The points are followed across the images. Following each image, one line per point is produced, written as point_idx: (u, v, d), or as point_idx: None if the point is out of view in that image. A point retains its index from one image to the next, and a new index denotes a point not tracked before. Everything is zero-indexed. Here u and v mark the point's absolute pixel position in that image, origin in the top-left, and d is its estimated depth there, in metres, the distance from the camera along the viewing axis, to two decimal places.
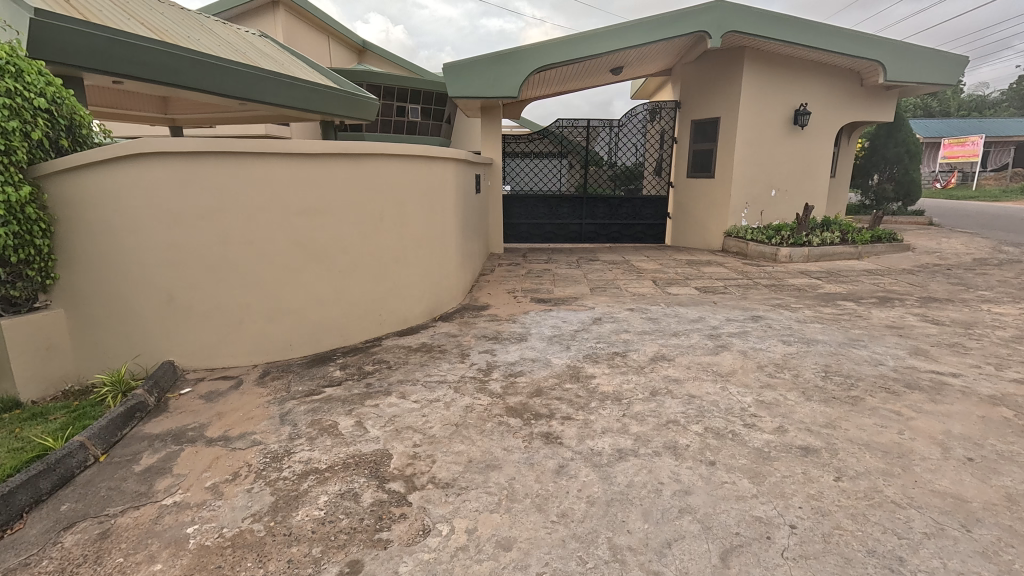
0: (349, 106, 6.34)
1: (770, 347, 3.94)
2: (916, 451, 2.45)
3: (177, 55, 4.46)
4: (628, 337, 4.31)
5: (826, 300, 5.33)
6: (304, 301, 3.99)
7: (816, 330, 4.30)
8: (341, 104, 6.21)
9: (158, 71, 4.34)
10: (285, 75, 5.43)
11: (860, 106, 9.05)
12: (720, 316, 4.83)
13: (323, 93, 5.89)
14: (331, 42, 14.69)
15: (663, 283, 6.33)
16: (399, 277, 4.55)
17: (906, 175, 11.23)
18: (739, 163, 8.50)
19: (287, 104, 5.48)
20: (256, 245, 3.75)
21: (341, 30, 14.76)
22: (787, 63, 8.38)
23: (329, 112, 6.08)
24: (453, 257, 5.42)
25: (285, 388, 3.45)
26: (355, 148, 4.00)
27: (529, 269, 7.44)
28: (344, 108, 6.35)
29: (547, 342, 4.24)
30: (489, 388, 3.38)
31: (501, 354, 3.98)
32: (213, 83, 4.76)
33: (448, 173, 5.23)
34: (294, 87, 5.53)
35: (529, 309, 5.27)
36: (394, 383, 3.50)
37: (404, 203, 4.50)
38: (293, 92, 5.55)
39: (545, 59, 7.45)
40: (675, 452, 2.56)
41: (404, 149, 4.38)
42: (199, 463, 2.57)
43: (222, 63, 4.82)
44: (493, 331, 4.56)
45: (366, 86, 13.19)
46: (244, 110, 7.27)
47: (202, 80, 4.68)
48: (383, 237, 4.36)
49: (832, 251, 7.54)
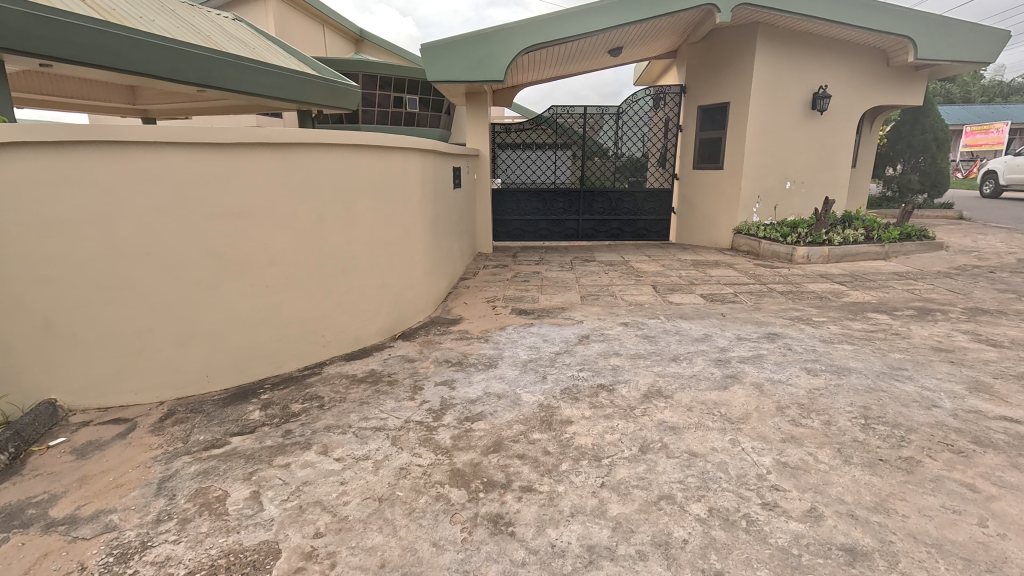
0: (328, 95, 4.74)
1: (794, 379, 3.19)
2: (1013, 561, 1.71)
3: (117, 33, 3.17)
4: (620, 362, 3.58)
5: (853, 311, 4.56)
6: (224, 322, 3.28)
7: (847, 355, 3.54)
8: (327, 93, 4.77)
9: (93, 53, 3.05)
10: (263, 62, 4.10)
11: (888, 88, 8.17)
12: (730, 334, 4.08)
13: (306, 81, 4.48)
14: (325, 29, 13.85)
15: (664, 290, 5.58)
16: (347, 290, 3.84)
17: (933, 165, 10.32)
18: (751, 153, 7.69)
19: (261, 92, 4.08)
20: (157, 256, 3.02)
21: (336, 17, 13.97)
22: (806, 40, 7.54)
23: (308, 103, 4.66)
24: (421, 263, 4.70)
25: (182, 438, 2.75)
26: (284, 136, 3.28)
27: (517, 272, 6.72)
28: (322, 99, 4.79)
29: (519, 370, 3.51)
30: (435, 439, 2.67)
31: (460, 388, 3.25)
32: (166, 65, 3.44)
33: (413, 165, 4.47)
34: (273, 74, 4.16)
35: (507, 323, 4.55)
36: (319, 431, 2.79)
37: (353, 201, 3.80)
38: (270, 80, 4.18)
39: (534, 38, 6.64)
40: (666, 553, 1.84)
41: (350, 139, 3.67)
42: (17, 564, 1.89)
43: (179, 45, 3.51)
44: (458, 354, 3.83)
45: (363, 78, 12.48)
46: (207, 99, 6.34)
47: (166, 66, 3.44)
48: (326, 243, 3.66)
49: (855, 251, 6.73)
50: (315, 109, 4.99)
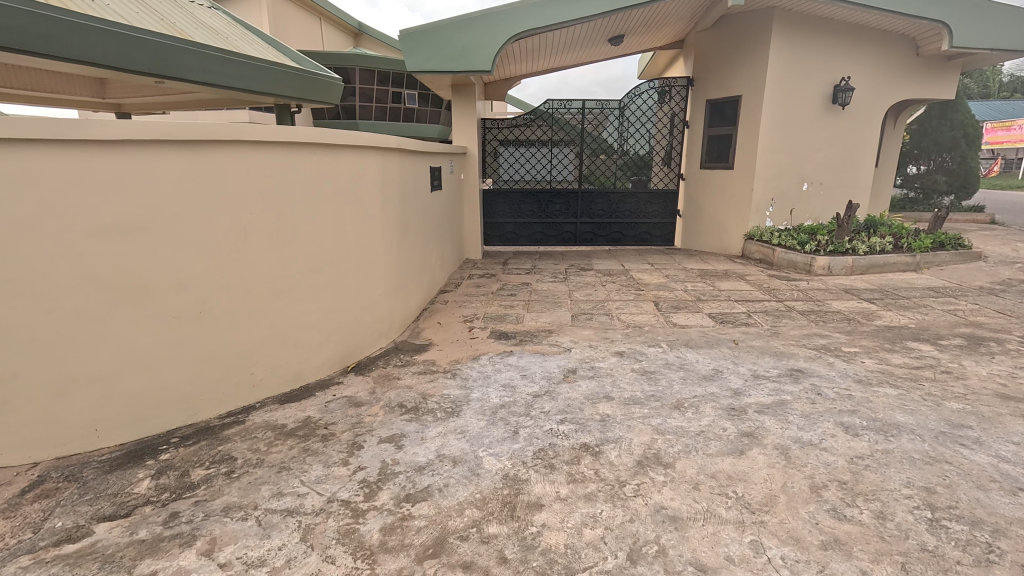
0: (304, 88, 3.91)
1: (830, 443, 2.50)
2: None
3: (52, 17, 2.43)
4: (609, 411, 2.90)
5: (890, 340, 3.87)
6: (119, 364, 2.61)
7: (892, 406, 2.85)
8: (308, 88, 3.97)
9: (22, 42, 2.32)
10: (230, 51, 3.32)
11: (917, 80, 7.41)
12: (745, 370, 3.41)
13: (282, 74, 3.69)
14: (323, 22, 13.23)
15: (668, 307, 4.91)
16: (282, 316, 3.19)
17: (963, 164, 9.59)
18: (764, 151, 6.99)
19: (229, 84, 3.30)
20: (20, 285, 2.31)
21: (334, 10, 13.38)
22: (826, 26, 6.80)
23: (283, 98, 3.88)
24: (382, 280, 4.05)
25: (35, 525, 2.12)
26: (190, 131, 2.63)
27: (504, 283, 6.06)
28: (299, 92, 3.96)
29: (485, 422, 2.84)
30: (360, 533, 2.02)
31: (408, 448, 2.60)
32: (112, 55, 2.67)
33: (371, 168, 3.82)
34: (242, 65, 3.37)
35: (482, 352, 3.89)
36: (215, 515, 2.15)
37: (289, 210, 3.15)
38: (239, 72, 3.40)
39: (525, 24, 5.94)
40: None
41: (283, 136, 3.03)
42: None
43: (124, 29, 2.73)
44: (416, 396, 3.17)
45: (359, 73, 11.81)
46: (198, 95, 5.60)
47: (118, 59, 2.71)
48: (255, 262, 3.02)
49: (882, 261, 6.03)
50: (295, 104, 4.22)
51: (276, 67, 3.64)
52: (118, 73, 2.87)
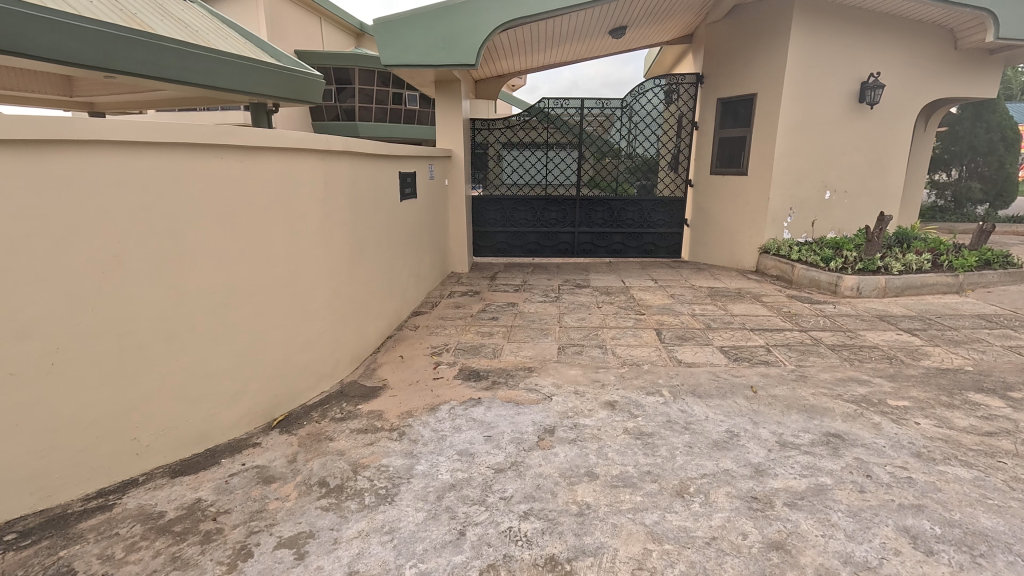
0: (284, 87, 3.22)
1: (895, 570, 1.77)
2: None
3: None
4: (591, 499, 2.20)
5: (949, 390, 3.13)
6: None
7: (969, 500, 2.12)
8: (286, 85, 3.23)
9: None
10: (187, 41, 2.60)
11: (955, 77, 6.64)
12: (768, 433, 2.69)
13: (250, 68, 2.94)
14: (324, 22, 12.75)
15: (673, 337, 4.21)
16: (177, 364, 2.51)
17: (1000, 169, 8.88)
18: (782, 156, 6.26)
19: (180, 79, 2.56)
20: None
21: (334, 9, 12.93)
22: (854, 15, 6.06)
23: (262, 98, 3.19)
24: (326, 312, 3.40)
25: None
26: (36, 126, 1.94)
27: (487, 303, 5.37)
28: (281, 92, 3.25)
29: (425, 515, 2.14)
30: None
31: (310, 561, 1.91)
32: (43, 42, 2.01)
33: (309, 178, 3.17)
34: (201, 57, 2.65)
35: (444, 400, 3.18)
36: None
37: (188, 231, 2.49)
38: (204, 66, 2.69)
39: (512, 11, 5.21)
40: None
41: (171, 135, 2.35)
42: None
43: (31, 10, 1.97)
44: (345, 468, 2.48)
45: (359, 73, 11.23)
46: (201, 100, 5.00)
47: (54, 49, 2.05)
48: (134, 297, 2.33)
49: (918, 282, 5.28)
50: (273, 104, 3.55)
51: (253, 62, 2.95)
52: (57, 66, 2.22)
